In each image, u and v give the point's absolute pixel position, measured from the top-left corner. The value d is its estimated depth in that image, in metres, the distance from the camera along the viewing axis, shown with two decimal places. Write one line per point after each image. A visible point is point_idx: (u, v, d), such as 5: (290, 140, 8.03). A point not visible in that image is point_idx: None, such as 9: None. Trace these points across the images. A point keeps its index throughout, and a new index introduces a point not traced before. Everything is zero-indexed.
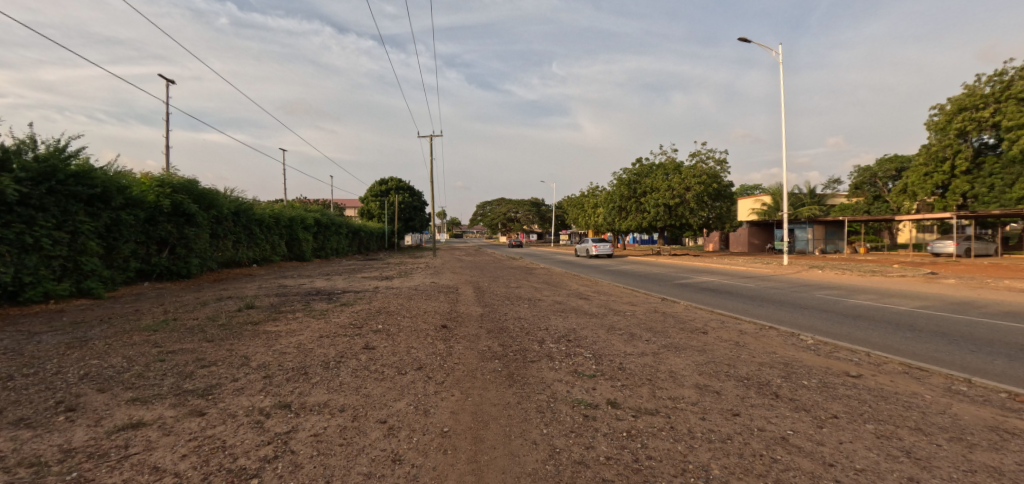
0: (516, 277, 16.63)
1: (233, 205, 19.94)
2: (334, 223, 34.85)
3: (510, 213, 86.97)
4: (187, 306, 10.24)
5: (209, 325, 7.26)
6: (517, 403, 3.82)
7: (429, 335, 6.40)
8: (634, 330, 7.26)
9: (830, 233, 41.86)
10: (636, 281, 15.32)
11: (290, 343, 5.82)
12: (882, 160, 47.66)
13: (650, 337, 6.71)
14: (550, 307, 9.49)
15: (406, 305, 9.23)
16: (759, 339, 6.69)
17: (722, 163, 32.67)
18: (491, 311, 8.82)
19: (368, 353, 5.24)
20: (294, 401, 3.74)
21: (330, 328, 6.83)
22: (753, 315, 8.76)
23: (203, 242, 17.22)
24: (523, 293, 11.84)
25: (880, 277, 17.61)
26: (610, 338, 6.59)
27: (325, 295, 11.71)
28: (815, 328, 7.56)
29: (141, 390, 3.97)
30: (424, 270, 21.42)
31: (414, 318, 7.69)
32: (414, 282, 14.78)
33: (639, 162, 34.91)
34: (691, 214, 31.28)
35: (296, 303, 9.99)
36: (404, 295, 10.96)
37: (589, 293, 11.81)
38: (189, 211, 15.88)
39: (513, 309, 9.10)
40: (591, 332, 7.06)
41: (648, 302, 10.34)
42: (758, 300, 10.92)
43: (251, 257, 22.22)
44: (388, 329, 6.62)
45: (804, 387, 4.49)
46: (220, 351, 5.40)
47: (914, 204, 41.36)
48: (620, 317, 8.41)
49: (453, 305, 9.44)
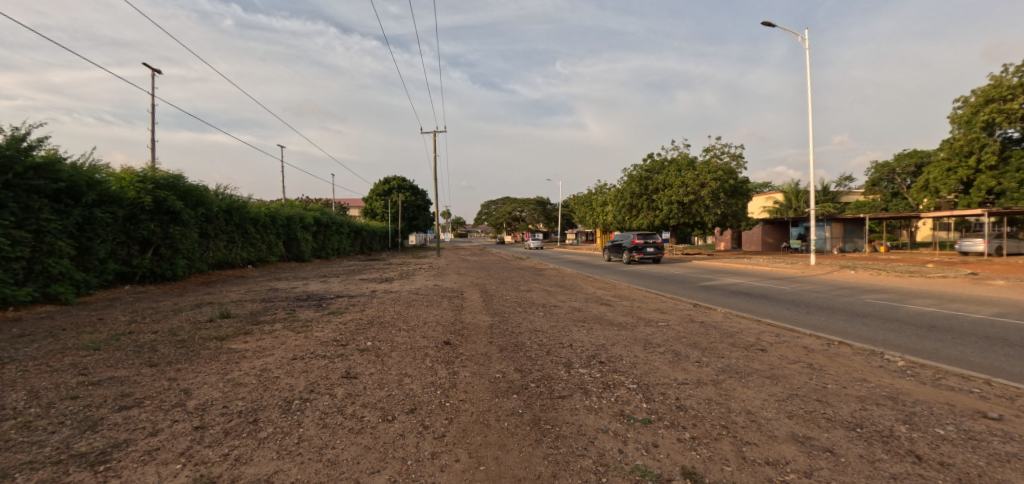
0: (525, 279, 15.32)
1: (224, 202, 18.77)
2: (334, 222, 33.66)
3: (515, 212, 85.65)
4: (159, 314, 9.07)
5: (165, 340, 6.06)
6: (552, 479, 2.58)
7: (428, 356, 5.17)
8: (678, 346, 5.98)
9: (849, 231, 40.29)
10: (656, 283, 13.97)
11: (252, 369, 4.60)
12: (901, 155, 45.75)
13: (701, 357, 5.43)
14: (569, 316, 8.26)
15: (403, 313, 8.02)
16: (837, 361, 5.40)
17: (738, 158, 31.20)
18: (501, 320, 7.59)
19: (347, 386, 4.02)
20: (222, 477, 2.52)
21: (310, 345, 5.63)
22: (808, 325, 7.42)
23: (191, 242, 16.10)
24: (535, 298, 10.55)
25: (922, 278, 16.08)
26: (653, 359, 5.32)
27: (315, 300, 10.50)
28: (894, 344, 6.25)
29: (6, 456, 2.74)
30: (426, 271, 20.23)
31: (411, 331, 6.47)
32: (415, 285, 13.57)
33: (650, 157, 33.55)
34: (706, 211, 29.95)
35: (280, 310, 8.79)
36: (403, 301, 9.74)
37: (609, 298, 10.54)
38: (174, 208, 14.74)
39: (526, 318, 7.85)
40: (626, 349, 5.81)
41: (679, 308, 9.05)
42: (802, 306, 9.58)
43: (245, 257, 21.10)
44: (378, 348, 5.41)
45: (950, 445, 3.20)
46: (157, 382, 4.19)
47: (936, 201, 39.60)
48: (654, 328, 7.16)
49: (458, 314, 8.21)
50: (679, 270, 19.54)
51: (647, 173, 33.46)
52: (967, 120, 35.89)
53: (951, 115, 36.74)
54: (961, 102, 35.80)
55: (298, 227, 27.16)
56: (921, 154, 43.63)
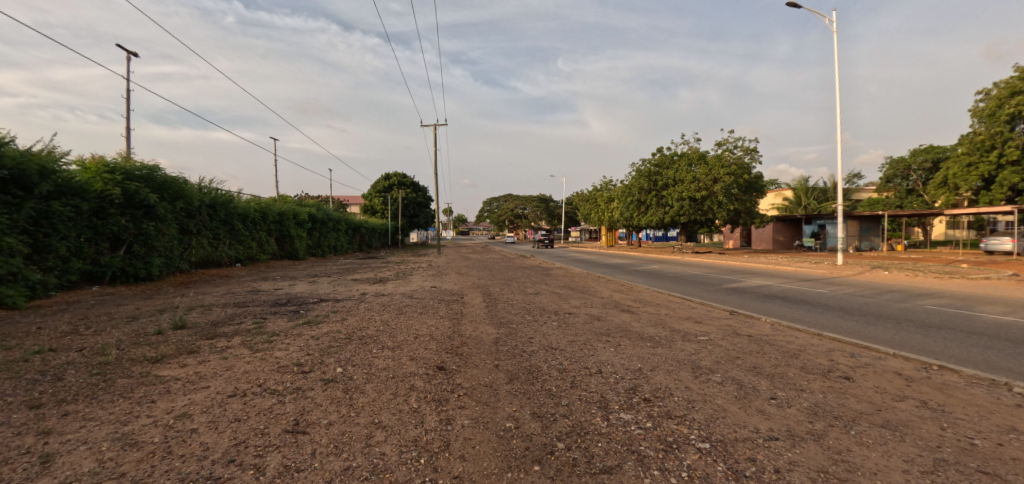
0: (532, 280, 13.99)
1: (207, 197, 17.48)
2: (330, 219, 32.38)
3: (518, 209, 84.36)
4: (108, 323, 7.76)
5: (81, 364, 4.77)
6: None
7: (413, 390, 3.89)
8: (738, 373, 4.67)
9: (864, 229, 38.89)
10: (676, 285, 12.71)
11: (166, 414, 3.33)
12: (916, 150, 44.11)
13: (776, 393, 4.11)
14: (588, 327, 6.93)
15: (391, 323, 6.72)
16: (956, 398, 4.09)
17: (752, 152, 29.75)
18: (508, 334, 6.28)
19: (288, 451, 2.73)
20: None
21: (264, 372, 4.35)
22: (883, 342, 6.12)
23: (169, 238, 14.83)
24: (545, 303, 9.23)
25: (964, 280, 14.72)
26: (714, 394, 4.01)
27: (295, 305, 9.20)
28: (1007, 369, 4.96)
29: None
30: (424, 270, 18.96)
31: (396, 350, 5.18)
32: (411, 287, 12.25)
33: (659, 152, 32.19)
34: (718, 208, 28.51)
35: (249, 319, 7.50)
36: (393, 307, 8.45)
37: (629, 304, 9.23)
38: (147, 201, 13.47)
39: (538, 330, 6.54)
40: (672, 377, 4.49)
41: (715, 317, 7.74)
42: (857, 314, 8.28)
43: (232, 255, 19.81)
44: (349, 377, 4.13)
45: None
46: (14, 443, 2.90)
47: (956, 198, 38.01)
48: (698, 346, 5.83)
49: (457, 324, 6.89)
50: (695, 270, 18.28)
51: (657, 168, 32.06)
52: (989, 113, 34.36)
53: (972, 108, 35.19)
54: (983, 95, 34.32)
55: (292, 224, 25.90)
56: (938, 149, 42.04)
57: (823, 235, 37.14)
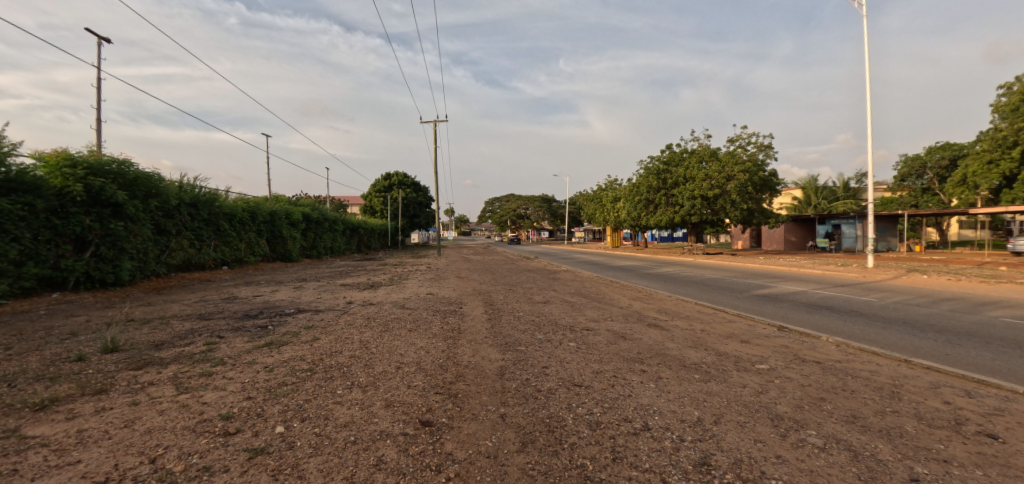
0: (538, 286, 12.61)
1: (187, 195, 16.22)
2: (326, 219, 31.06)
3: (520, 209, 82.82)
4: (37, 342, 6.47)
5: None
6: None
7: (380, 472, 2.58)
8: (838, 429, 3.39)
9: (880, 229, 37.49)
10: (701, 291, 11.41)
11: None
12: (933, 148, 42.46)
13: (914, 469, 2.81)
14: (614, 350, 5.63)
15: (371, 346, 5.42)
16: None
17: (767, 148, 28.31)
18: (517, 362, 4.98)
19: None
20: None
21: (170, 435, 3.05)
22: (994, 374, 4.82)
23: (142, 240, 13.57)
24: (557, 315, 7.89)
25: (1014, 284, 13.36)
26: (827, 474, 2.72)
27: (267, 318, 7.89)
28: None
29: None
30: (422, 274, 17.67)
31: (369, 390, 3.88)
32: (404, 295, 10.93)
33: (669, 148, 30.75)
34: (731, 207, 27.14)
35: (202, 338, 6.19)
36: (379, 321, 7.16)
37: (656, 317, 7.90)
38: (115, 199, 12.23)
39: (554, 356, 5.24)
40: (752, 438, 3.18)
41: (764, 336, 6.46)
42: (929, 330, 7.00)
43: (218, 257, 18.55)
44: (286, 447, 2.82)
45: None
46: None
47: (976, 197, 36.44)
48: (762, 380, 4.53)
49: (452, 346, 5.60)
50: (714, 273, 16.92)
51: (666, 165, 30.52)
52: (1012, 108, 32.82)
53: (994, 102, 33.68)
54: (1005, 90, 32.79)
55: (283, 224, 24.57)
56: (956, 146, 40.49)
57: (838, 236, 35.67)
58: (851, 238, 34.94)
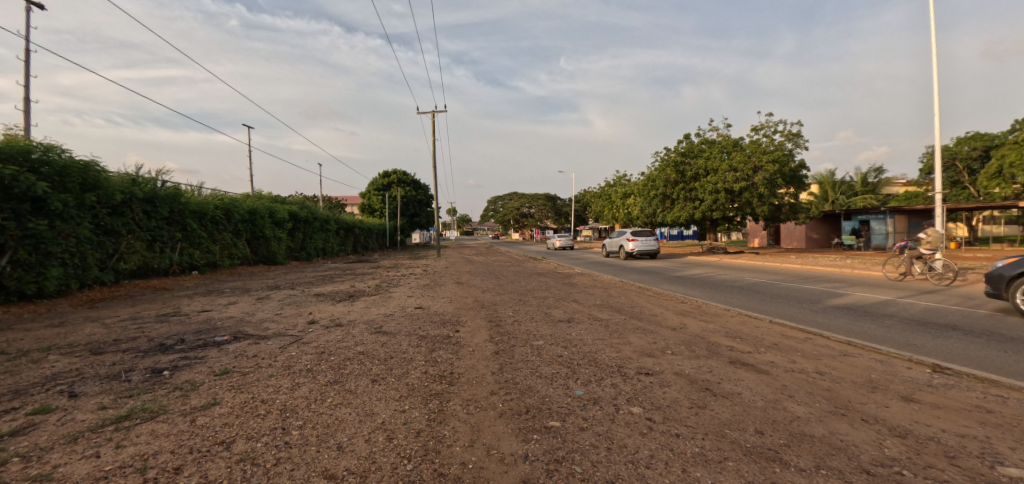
0: (554, 295, 10.32)
1: (141, 188, 13.94)
2: (317, 218, 28.77)
3: (524, 208, 80.27)
4: None
5: None
6: None
7: None
8: None
9: (913, 226, 32.34)
10: (761, 302, 9.08)
11: None
12: (963, 138, 39.47)
13: None
14: (711, 422, 3.31)
15: (294, 425, 3.11)
16: None
17: (795, 135, 25.69)
18: (553, 463, 2.67)
19: None
20: None
21: None
22: None
23: (77, 243, 11.29)
24: (592, 345, 5.56)
25: None
26: None
27: (186, 350, 5.64)
28: None
29: None
30: (416, 279, 15.40)
31: None
32: (386, 309, 8.64)
33: (686, 139, 28.23)
34: (757, 201, 24.80)
35: (45, 399, 3.91)
36: (336, 358, 4.90)
37: (732, 347, 5.53)
38: (35, 191, 9.90)
39: (615, 444, 2.92)
40: None
41: (929, 386, 4.15)
42: None
43: (184, 260, 16.29)
44: None
45: None
46: None
47: (1011, 190, 33.51)
48: None
49: (438, 419, 3.29)
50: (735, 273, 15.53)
51: (683, 157, 28.00)
52: None
53: None
54: None
55: (266, 223, 22.29)
56: (990, 136, 37.47)
57: (866, 232, 33.02)
58: (881, 235, 32.23)
